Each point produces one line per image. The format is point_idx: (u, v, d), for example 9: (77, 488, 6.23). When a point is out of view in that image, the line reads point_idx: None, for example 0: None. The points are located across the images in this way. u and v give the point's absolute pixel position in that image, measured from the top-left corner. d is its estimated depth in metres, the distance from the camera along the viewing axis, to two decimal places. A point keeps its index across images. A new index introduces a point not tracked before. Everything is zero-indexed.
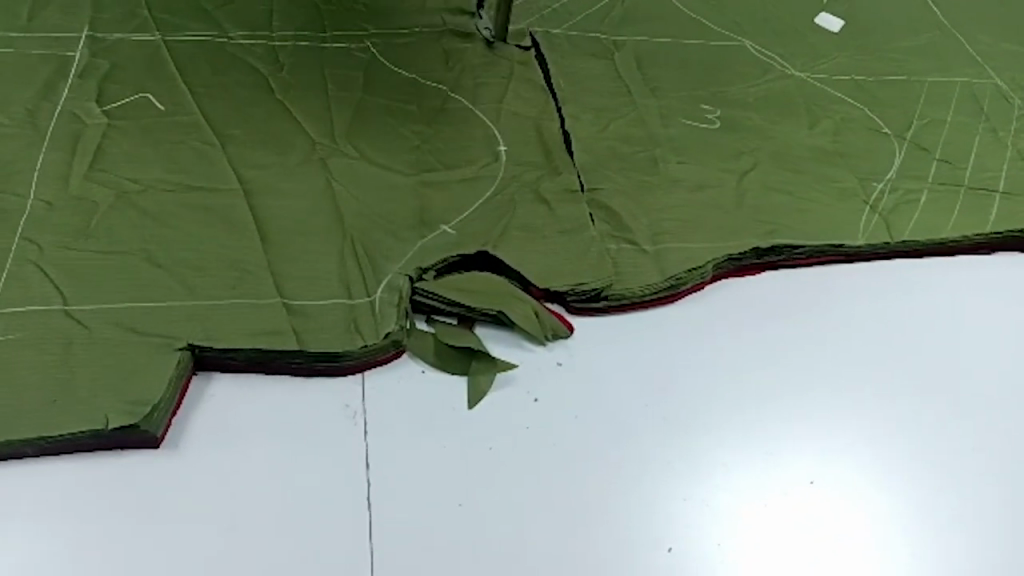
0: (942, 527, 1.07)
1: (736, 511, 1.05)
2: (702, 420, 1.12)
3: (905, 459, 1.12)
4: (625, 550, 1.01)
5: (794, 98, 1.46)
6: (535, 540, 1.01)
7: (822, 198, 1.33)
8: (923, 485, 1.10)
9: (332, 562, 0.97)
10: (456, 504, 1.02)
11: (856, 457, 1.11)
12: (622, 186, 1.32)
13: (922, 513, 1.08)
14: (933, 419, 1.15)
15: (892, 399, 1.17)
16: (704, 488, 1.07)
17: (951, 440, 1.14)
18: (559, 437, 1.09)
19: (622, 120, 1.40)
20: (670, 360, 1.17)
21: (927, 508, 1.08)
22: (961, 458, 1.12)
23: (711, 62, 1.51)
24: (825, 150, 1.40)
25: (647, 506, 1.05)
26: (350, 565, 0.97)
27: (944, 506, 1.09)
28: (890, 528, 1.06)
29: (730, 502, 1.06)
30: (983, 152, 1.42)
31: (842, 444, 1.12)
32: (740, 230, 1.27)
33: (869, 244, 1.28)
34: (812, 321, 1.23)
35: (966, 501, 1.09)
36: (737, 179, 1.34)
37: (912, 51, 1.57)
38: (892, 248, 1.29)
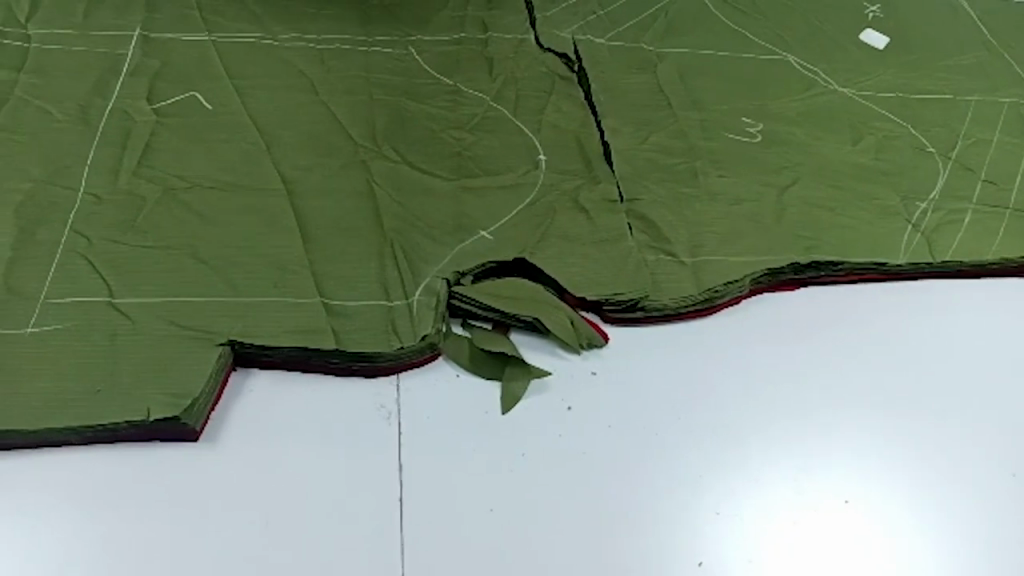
0: (977, 551, 1.05)
1: (767, 526, 1.05)
2: (735, 432, 1.12)
3: (938, 481, 1.10)
4: (655, 563, 1.01)
5: (836, 115, 1.46)
6: (564, 548, 1.01)
7: (862, 215, 1.32)
8: (956, 508, 1.08)
9: (362, 561, 0.98)
10: (487, 509, 1.03)
11: (891, 476, 1.10)
12: (660, 197, 1.32)
13: (955, 536, 1.06)
14: (969, 442, 1.14)
15: (929, 419, 1.15)
16: (737, 502, 1.07)
17: (988, 461, 1.12)
18: (592, 446, 1.09)
19: (663, 132, 1.41)
20: (705, 373, 1.17)
21: (960, 530, 1.07)
22: (1000, 481, 1.11)
23: (754, 77, 1.50)
24: (867, 167, 1.39)
25: (678, 519, 1.05)
26: (383, 565, 0.98)
27: (982, 531, 1.07)
28: (926, 551, 1.05)
29: (762, 517, 1.06)
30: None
31: (875, 462, 1.11)
32: (778, 244, 1.27)
33: (911, 263, 1.27)
34: (849, 339, 1.22)
35: (1005, 526, 1.08)
36: (776, 194, 1.34)
37: (959, 69, 1.55)
38: (934, 267, 1.28)
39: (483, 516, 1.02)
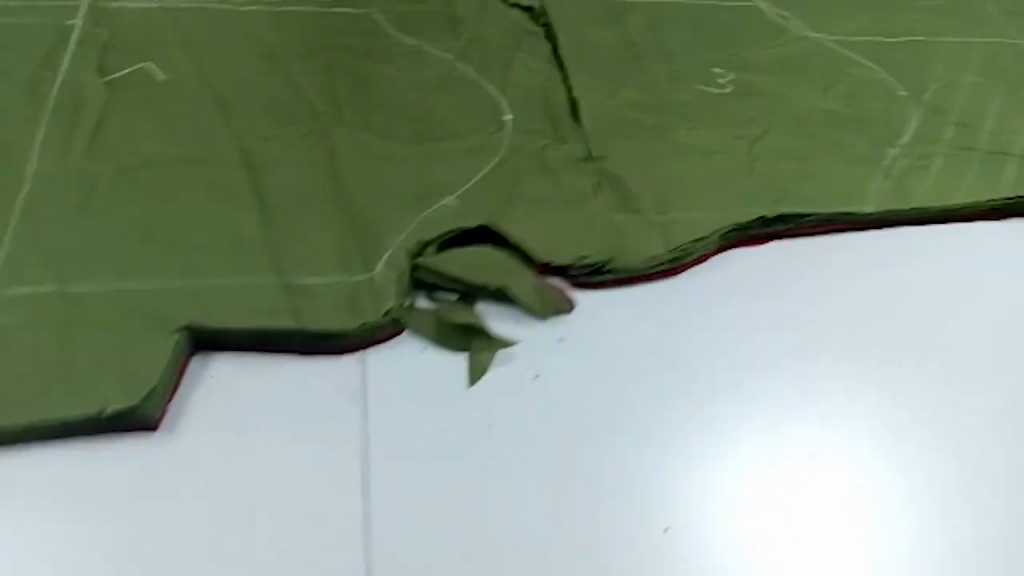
0: (948, 533, 0.99)
1: (739, 490, 1.00)
2: (709, 394, 1.07)
3: (913, 457, 1.04)
4: (619, 535, 0.97)
5: (804, 59, 1.38)
6: (525, 522, 0.97)
7: (834, 165, 1.25)
8: (932, 489, 1.02)
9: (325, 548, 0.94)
10: (451, 476, 0.99)
11: (866, 449, 1.04)
12: (630, 152, 1.25)
13: (926, 518, 1.00)
14: (953, 402, 1.08)
15: (904, 383, 1.09)
16: (706, 470, 1.02)
17: (964, 431, 1.06)
18: (561, 413, 1.05)
19: (632, 86, 1.34)
20: (678, 333, 1.12)
21: (931, 512, 1.01)
22: (977, 453, 1.05)
23: (727, 23, 1.42)
24: (836, 113, 1.31)
25: (646, 488, 1.00)
26: (343, 551, 0.94)
27: (953, 511, 1.01)
28: (895, 536, 0.99)
29: (734, 481, 1.01)
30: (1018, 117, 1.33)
31: (850, 434, 1.05)
32: (753, 198, 1.20)
33: (875, 209, 1.21)
34: (819, 293, 1.16)
35: (978, 507, 1.01)
36: (748, 146, 1.26)
37: (929, 8, 1.48)
38: (898, 214, 1.21)
39: (448, 482, 0.99)
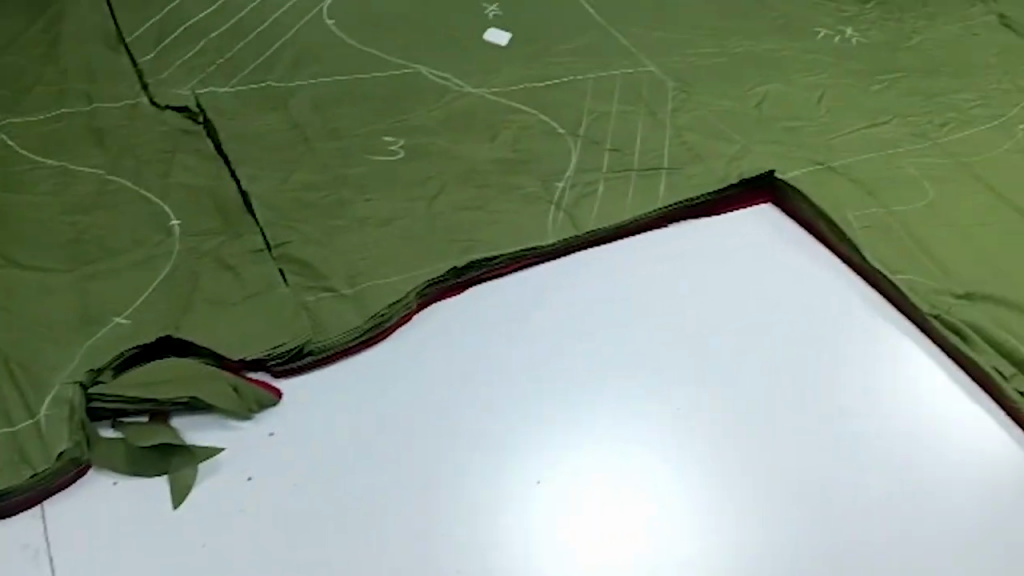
0: (717, 472, 1.14)
1: (538, 443, 1.15)
2: (546, 351, 1.25)
3: (701, 407, 1.20)
4: (398, 496, 1.07)
5: (671, 102, 1.65)
6: (311, 488, 1.07)
7: (682, 173, 1.49)
8: (713, 438, 1.17)
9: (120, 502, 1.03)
10: (266, 436, 1.10)
11: (663, 400, 1.21)
12: (515, 159, 1.50)
13: (699, 459, 1.15)
14: (747, 370, 1.25)
15: (711, 346, 1.28)
16: (514, 425, 1.16)
17: (755, 394, 1.22)
18: (396, 378, 1.19)
19: (531, 111, 1.61)
20: (528, 303, 1.30)
21: (705, 454, 1.16)
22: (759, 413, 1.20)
23: (626, 77, 1.70)
24: (691, 138, 1.56)
25: (450, 445, 1.13)
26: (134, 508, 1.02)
27: (723, 456, 1.15)
28: (664, 472, 1.14)
29: (536, 433, 1.16)
30: (865, 155, 1.53)
31: (652, 386, 1.22)
32: (608, 196, 1.44)
33: (704, 193, 1.46)
34: (663, 267, 1.37)
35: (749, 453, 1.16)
36: (614, 159, 1.52)
37: (786, 66, 1.75)
38: (723, 195, 1.47)
39: (260, 439, 1.10)
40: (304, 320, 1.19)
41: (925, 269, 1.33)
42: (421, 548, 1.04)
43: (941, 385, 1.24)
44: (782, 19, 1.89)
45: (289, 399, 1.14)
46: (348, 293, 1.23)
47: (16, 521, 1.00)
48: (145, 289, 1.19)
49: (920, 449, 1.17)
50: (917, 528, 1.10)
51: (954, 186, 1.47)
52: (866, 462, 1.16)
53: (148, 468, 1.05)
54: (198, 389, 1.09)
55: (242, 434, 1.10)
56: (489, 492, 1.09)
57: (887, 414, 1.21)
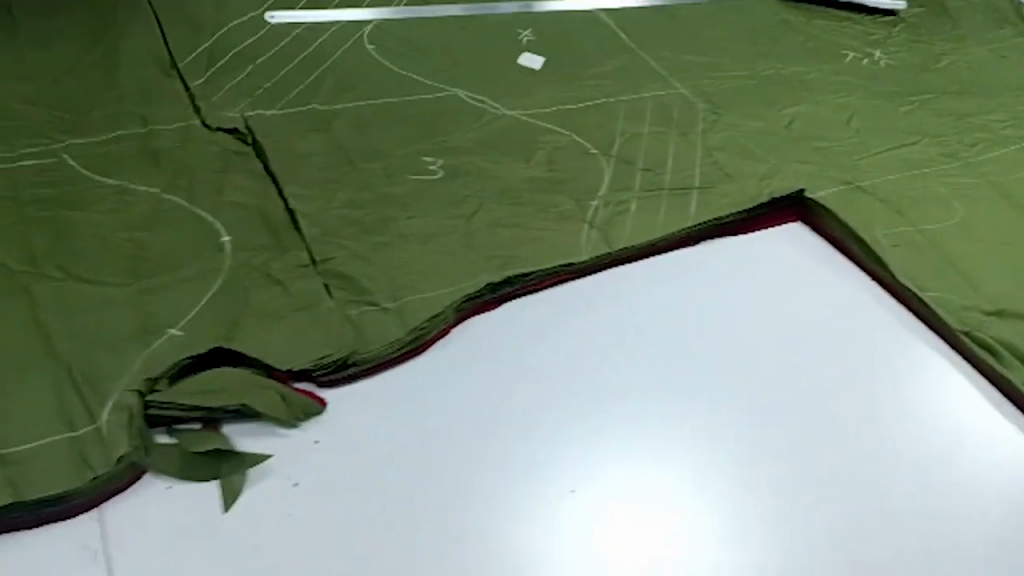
0: (747, 487, 1.16)
1: (572, 458, 1.17)
2: (580, 366, 1.28)
3: (732, 425, 1.22)
4: (438, 504, 1.11)
5: (701, 122, 1.69)
6: (354, 495, 1.11)
7: (713, 190, 1.52)
8: (743, 455, 1.19)
9: (177, 500, 1.07)
10: (313, 442, 1.15)
11: (695, 417, 1.23)
12: (550, 178, 1.55)
13: (731, 475, 1.17)
14: (776, 386, 1.27)
15: (741, 363, 1.30)
16: (548, 440, 1.19)
17: (785, 411, 1.24)
18: (436, 389, 1.23)
19: (565, 132, 1.65)
20: (563, 319, 1.34)
21: (736, 469, 1.17)
22: (789, 431, 1.22)
23: (657, 99, 1.74)
24: (722, 157, 1.60)
25: (487, 457, 1.16)
26: (190, 508, 1.07)
27: (755, 472, 1.17)
28: (695, 488, 1.15)
29: (570, 449, 1.18)
30: (897, 174, 1.55)
31: (685, 401, 1.25)
32: (641, 213, 1.48)
33: (736, 210, 1.49)
34: (694, 285, 1.41)
35: (780, 468, 1.18)
36: (647, 177, 1.56)
37: (814, 87, 1.79)
38: (754, 212, 1.50)
39: (308, 445, 1.15)
40: (350, 331, 1.25)
41: (955, 286, 1.35)
42: (463, 559, 1.06)
43: (975, 407, 1.25)
44: (810, 43, 1.93)
45: (337, 404, 1.19)
46: (391, 306, 1.29)
47: (74, 523, 1.04)
48: (200, 301, 1.25)
49: (954, 469, 1.18)
50: (954, 547, 1.10)
51: (984, 205, 1.49)
52: (899, 481, 1.17)
53: (202, 472, 1.10)
54: (250, 396, 1.15)
55: (291, 440, 1.15)
56: (526, 505, 1.12)
57: (922, 435, 1.22)
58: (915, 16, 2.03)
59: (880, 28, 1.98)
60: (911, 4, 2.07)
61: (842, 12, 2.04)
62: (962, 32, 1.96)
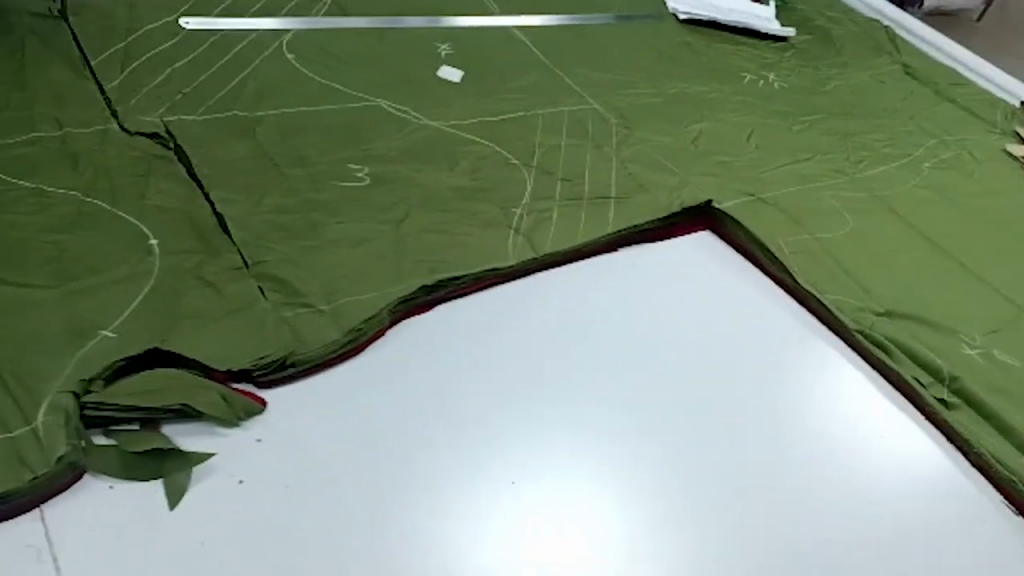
0: (665, 483, 1.23)
1: (503, 455, 1.22)
2: (510, 367, 1.34)
3: (650, 424, 1.30)
4: (376, 500, 1.13)
5: (614, 136, 1.78)
6: (294, 491, 1.12)
7: (629, 200, 1.61)
8: (661, 452, 1.26)
9: (122, 496, 1.07)
10: (254, 440, 1.16)
11: (617, 415, 1.30)
12: (475, 186, 1.60)
13: (650, 471, 1.24)
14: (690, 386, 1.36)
15: (659, 365, 1.39)
16: (480, 438, 1.23)
17: (698, 411, 1.33)
18: (373, 388, 1.26)
19: (486, 142, 1.71)
20: (492, 322, 1.39)
21: (654, 466, 1.25)
22: (703, 429, 1.30)
23: (572, 113, 1.82)
24: (635, 169, 1.69)
25: (422, 455, 1.20)
26: (135, 504, 1.07)
27: (671, 468, 1.25)
28: (618, 484, 1.21)
29: (501, 446, 1.23)
30: (795, 187, 1.68)
31: (608, 400, 1.32)
32: (563, 220, 1.55)
33: (651, 218, 1.58)
34: (615, 290, 1.49)
35: (694, 464, 1.26)
36: (566, 187, 1.63)
37: (716, 105, 1.91)
38: (668, 221, 1.60)
39: (249, 443, 1.16)
40: (285, 333, 1.26)
41: (851, 288, 1.48)
42: (409, 550, 1.09)
43: (867, 404, 1.36)
44: (710, 65, 2.06)
45: (275, 407, 1.20)
46: (326, 308, 1.30)
47: (12, 524, 1.02)
48: (130, 303, 1.23)
49: (852, 458, 1.30)
50: (851, 532, 1.20)
51: (871, 217, 1.63)
52: (800, 474, 1.27)
53: (142, 473, 1.10)
54: (188, 397, 1.14)
55: (231, 440, 1.16)
56: (461, 501, 1.15)
57: (820, 431, 1.33)
58: (802, 43, 2.19)
59: (772, 54, 2.13)
60: (798, 32, 2.23)
61: (736, 37, 2.19)
62: (845, 59, 2.13)
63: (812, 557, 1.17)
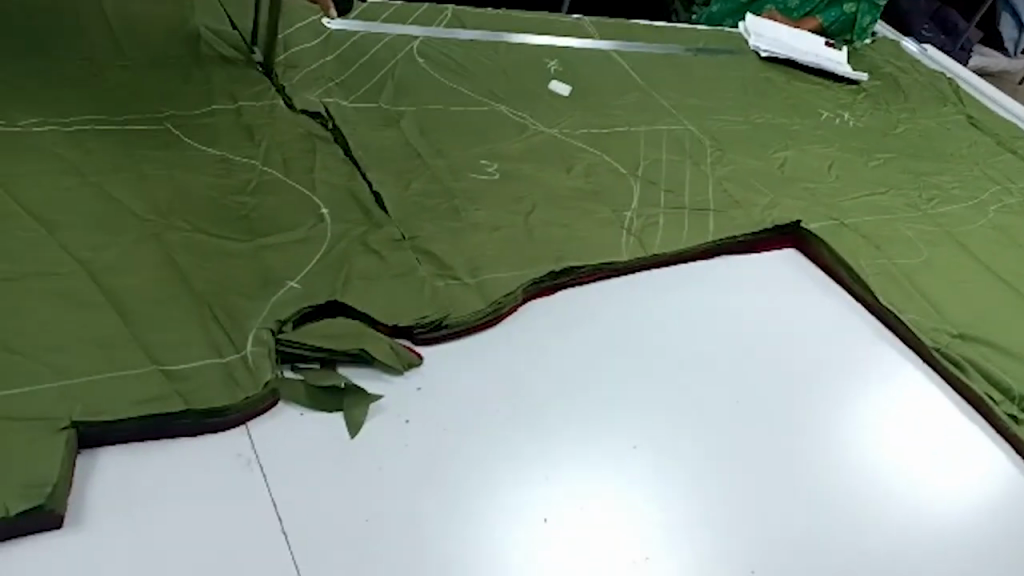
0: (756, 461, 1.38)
1: (620, 424, 1.38)
2: (623, 348, 1.51)
3: (744, 410, 1.46)
4: (513, 448, 1.30)
5: (709, 156, 1.97)
6: (449, 434, 1.29)
7: (726, 213, 1.80)
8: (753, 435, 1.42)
9: (312, 423, 1.25)
10: (415, 388, 1.34)
11: (716, 400, 1.46)
12: (590, 188, 1.79)
13: (743, 450, 1.39)
14: (780, 381, 1.52)
15: (753, 359, 1.55)
16: (600, 407, 1.40)
17: (787, 402, 1.49)
18: (511, 354, 1.44)
19: (597, 151, 1.90)
20: (607, 310, 1.57)
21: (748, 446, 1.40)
22: (791, 419, 1.46)
23: (670, 132, 2.01)
24: (729, 187, 1.88)
25: (552, 414, 1.36)
26: (322, 431, 1.25)
27: (762, 449, 1.40)
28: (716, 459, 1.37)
29: (618, 417, 1.39)
30: (873, 216, 1.87)
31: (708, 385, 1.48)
32: (669, 225, 1.74)
33: (746, 231, 1.77)
34: (713, 291, 1.66)
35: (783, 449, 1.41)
36: (670, 196, 1.82)
37: (798, 137, 2.10)
38: (759, 236, 1.78)
39: (412, 391, 1.33)
40: (439, 297, 1.45)
41: (923, 309, 1.66)
42: (540, 492, 1.25)
43: (934, 413, 1.52)
44: (791, 101, 2.25)
45: (431, 361, 1.39)
46: (472, 282, 1.50)
47: (228, 435, 1.21)
48: (310, 260, 1.45)
49: (921, 457, 1.45)
50: (920, 519, 1.35)
51: (940, 248, 1.82)
52: (874, 466, 1.42)
53: (327, 404, 1.28)
54: (366, 342, 1.34)
55: (397, 384, 1.34)
56: (584, 457, 1.31)
57: (894, 430, 1.48)
58: (873, 87, 2.39)
59: (846, 95, 2.33)
60: (869, 77, 2.43)
61: (814, 77, 2.39)
62: (913, 105, 2.33)
63: (893, 534, 1.32)
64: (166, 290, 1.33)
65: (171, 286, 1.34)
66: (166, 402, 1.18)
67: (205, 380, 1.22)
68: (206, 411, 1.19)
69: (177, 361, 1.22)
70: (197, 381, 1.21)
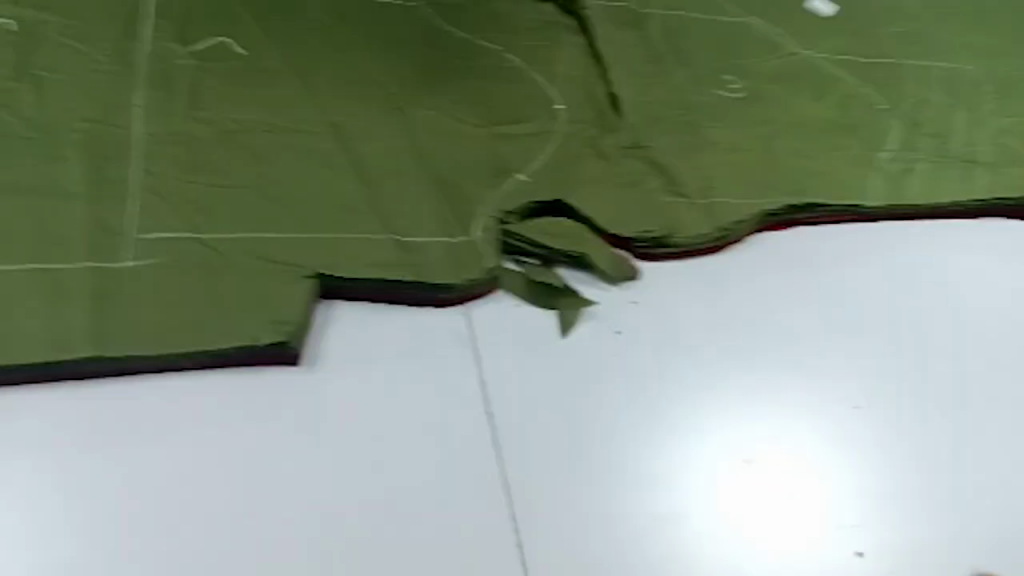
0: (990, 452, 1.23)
1: (837, 385, 1.27)
2: (856, 302, 1.38)
3: (987, 395, 1.29)
4: (716, 389, 1.24)
5: (990, 99, 1.73)
6: (653, 361, 1.25)
7: (998, 169, 1.58)
8: (992, 424, 1.26)
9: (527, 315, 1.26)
10: (631, 301, 1.31)
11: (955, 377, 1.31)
12: (843, 119, 1.63)
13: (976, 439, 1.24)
14: None
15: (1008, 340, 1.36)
16: (819, 362, 1.30)
17: None
18: (732, 287, 1.36)
19: (859, 76, 1.72)
20: (846, 256, 1.44)
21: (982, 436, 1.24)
22: None
23: (948, 66, 1.78)
24: (1008, 138, 1.65)
25: (763, 361, 1.28)
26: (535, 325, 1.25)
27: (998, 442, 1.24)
28: (941, 441, 1.23)
29: (838, 377, 1.28)
30: None
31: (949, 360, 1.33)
32: (929, 173, 1.56)
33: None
34: (973, 255, 1.47)
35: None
36: (934, 141, 1.62)
37: None
38: None
39: (627, 303, 1.31)
40: (664, 214, 1.41)
41: None
42: (736, 441, 1.19)
43: None
44: None
45: (650, 276, 1.35)
46: (701, 203, 1.44)
47: (452, 311, 1.23)
48: (544, 155, 1.44)
49: None
50: None
51: None
52: None
53: (543, 302, 1.28)
54: (590, 250, 1.32)
55: (614, 294, 1.32)
56: (790, 414, 1.23)
57: None
58: None
59: None
60: None
61: None
62: None
63: None
64: (407, 164, 1.36)
65: (413, 160, 1.37)
66: (402, 269, 1.22)
67: (438, 256, 1.25)
68: (438, 285, 1.22)
69: (414, 233, 1.26)
70: (431, 255, 1.24)
